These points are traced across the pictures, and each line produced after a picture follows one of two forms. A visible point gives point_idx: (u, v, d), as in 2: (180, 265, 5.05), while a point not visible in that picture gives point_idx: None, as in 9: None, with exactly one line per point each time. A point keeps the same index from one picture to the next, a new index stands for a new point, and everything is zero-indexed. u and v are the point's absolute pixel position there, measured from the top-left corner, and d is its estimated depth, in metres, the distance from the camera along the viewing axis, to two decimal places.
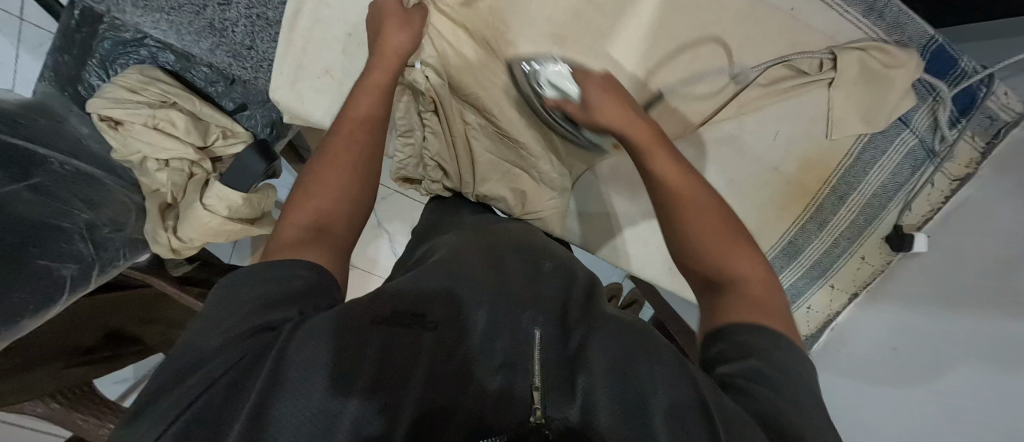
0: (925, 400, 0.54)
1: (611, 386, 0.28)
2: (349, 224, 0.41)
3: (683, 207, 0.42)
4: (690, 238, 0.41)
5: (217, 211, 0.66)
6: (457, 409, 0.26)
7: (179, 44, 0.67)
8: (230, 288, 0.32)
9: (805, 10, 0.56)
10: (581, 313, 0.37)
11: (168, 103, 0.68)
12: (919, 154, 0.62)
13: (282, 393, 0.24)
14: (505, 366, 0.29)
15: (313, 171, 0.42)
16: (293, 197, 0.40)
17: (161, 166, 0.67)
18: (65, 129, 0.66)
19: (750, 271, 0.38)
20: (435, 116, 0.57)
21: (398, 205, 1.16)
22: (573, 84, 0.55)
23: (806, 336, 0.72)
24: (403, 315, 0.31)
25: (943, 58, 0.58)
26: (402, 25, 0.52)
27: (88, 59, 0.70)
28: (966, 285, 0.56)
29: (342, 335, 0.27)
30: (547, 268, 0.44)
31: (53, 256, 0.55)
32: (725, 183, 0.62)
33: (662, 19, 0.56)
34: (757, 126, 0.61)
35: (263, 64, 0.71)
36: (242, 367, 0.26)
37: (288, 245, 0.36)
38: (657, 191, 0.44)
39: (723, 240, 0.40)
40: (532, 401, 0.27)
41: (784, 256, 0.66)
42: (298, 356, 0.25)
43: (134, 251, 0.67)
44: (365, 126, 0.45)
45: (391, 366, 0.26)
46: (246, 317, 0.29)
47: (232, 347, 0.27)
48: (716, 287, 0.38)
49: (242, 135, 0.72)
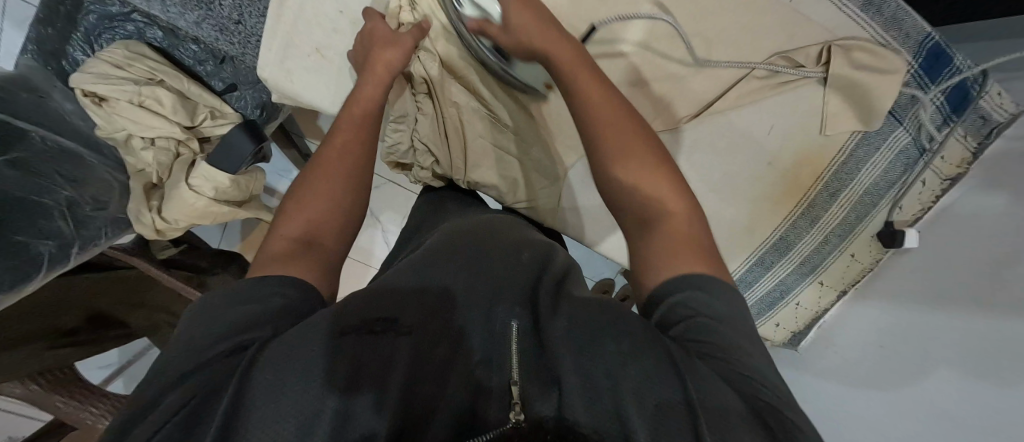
0: (918, 400, 0.54)
1: (584, 374, 0.29)
2: (337, 235, 0.43)
3: (605, 134, 0.42)
4: (613, 163, 0.42)
5: (203, 192, 0.65)
6: (435, 409, 0.28)
7: (165, 15, 0.67)
8: (209, 306, 0.32)
9: (803, 1, 0.55)
10: (549, 296, 0.37)
11: (155, 80, 0.66)
12: (912, 152, 0.62)
13: (256, 398, 0.25)
14: (483, 363, 0.31)
15: (304, 183, 0.44)
16: (286, 207, 0.42)
17: (146, 144, 0.66)
18: (47, 104, 0.64)
19: (674, 207, 0.39)
20: (429, 98, 0.56)
21: (392, 194, 1.15)
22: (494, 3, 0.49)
23: (794, 333, 0.74)
24: (372, 322, 0.31)
25: (941, 53, 0.57)
26: (391, 44, 0.49)
27: (72, 32, 0.68)
28: (962, 284, 0.55)
29: (313, 338, 0.28)
30: (526, 256, 0.43)
31: (31, 233, 0.54)
32: (718, 177, 0.62)
33: (661, 6, 0.54)
34: (752, 119, 0.60)
35: (251, 39, 0.67)
36: (207, 392, 0.25)
37: (277, 256, 0.38)
38: (586, 122, 0.43)
39: (646, 172, 0.41)
40: (509, 398, 0.28)
41: (774, 252, 0.67)
42: (276, 372, 0.26)
43: (116, 231, 0.65)
44: (354, 146, 0.46)
45: (366, 366, 0.27)
46: (215, 342, 0.28)
47: (195, 377, 0.26)
48: (641, 222, 0.40)
49: (231, 116, 0.71)
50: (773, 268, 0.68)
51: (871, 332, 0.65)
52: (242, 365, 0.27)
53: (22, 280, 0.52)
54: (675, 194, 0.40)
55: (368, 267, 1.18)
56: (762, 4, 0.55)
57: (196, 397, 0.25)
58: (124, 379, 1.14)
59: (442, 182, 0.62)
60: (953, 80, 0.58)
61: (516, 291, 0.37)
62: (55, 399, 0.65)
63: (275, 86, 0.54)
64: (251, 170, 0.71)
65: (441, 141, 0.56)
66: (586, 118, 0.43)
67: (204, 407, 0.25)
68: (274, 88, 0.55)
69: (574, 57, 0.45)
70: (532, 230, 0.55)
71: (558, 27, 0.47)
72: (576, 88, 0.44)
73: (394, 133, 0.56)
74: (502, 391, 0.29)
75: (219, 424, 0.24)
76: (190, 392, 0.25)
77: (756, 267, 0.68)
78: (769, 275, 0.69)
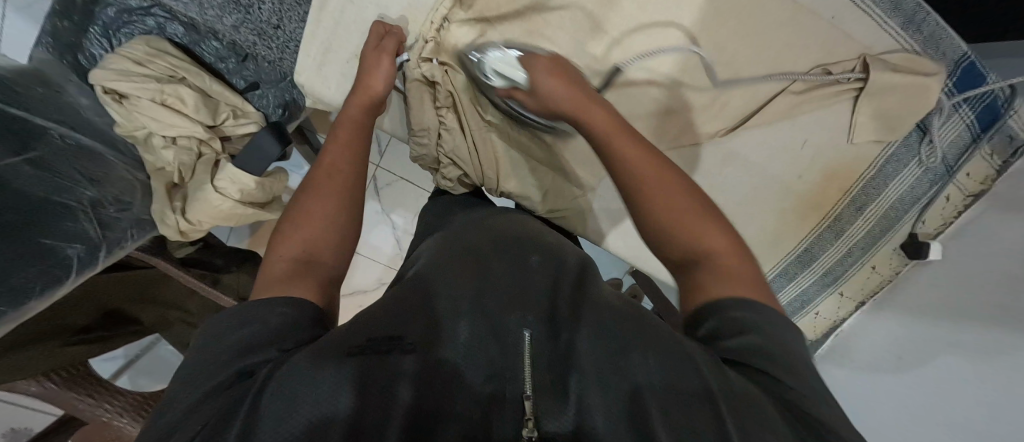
0: (937, 408, 0.54)
1: (605, 390, 0.27)
2: (337, 250, 0.41)
3: (642, 183, 0.39)
4: (655, 217, 0.39)
5: (229, 194, 0.65)
6: (445, 419, 0.25)
7: (202, 18, 0.66)
8: (212, 338, 0.30)
9: (846, 18, 0.56)
10: (572, 301, 0.36)
11: (177, 78, 0.65)
12: (938, 170, 0.62)
13: (268, 398, 0.23)
14: (494, 378, 0.28)
15: (296, 208, 0.42)
16: (278, 234, 0.40)
17: (168, 143, 0.65)
18: (63, 99, 0.63)
19: (732, 250, 0.36)
20: (453, 112, 0.56)
21: (404, 192, 1.14)
22: (519, 69, 0.50)
23: (811, 341, 0.75)
24: (380, 341, 0.28)
25: (975, 72, 0.58)
26: (381, 65, 0.52)
27: (90, 26, 0.66)
28: (974, 295, 0.56)
29: (327, 358, 0.26)
30: (534, 263, 0.42)
31: (58, 236, 0.53)
32: (750, 187, 0.63)
33: (702, 20, 0.55)
34: (787, 134, 0.60)
35: (290, 44, 0.69)
36: (225, 410, 0.24)
37: (276, 278, 0.35)
38: (624, 181, 0.40)
39: (690, 218, 0.37)
40: (523, 412, 0.26)
41: (797, 263, 0.67)
42: (277, 396, 0.24)
43: (141, 232, 0.64)
44: (344, 168, 0.45)
45: (375, 372, 0.26)
46: (226, 364, 0.28)
47: (206, 405, 0.25)
48: (691, 262, 0.36)
49: (253, 115, 0.70)
50: (797, 279, 0.69)
51: (892, 344, 0.65)
52: (252, 391, 0.24)
53: (51, 282, 0.52)
54: (727, 235, 0.37)
55: (379, 264, 1.17)
56: (803, 20, 0.55)
57: (208, 424, 0.23)
58: (129, 375, 1.13)
59: (467, 189, 0.59)
60: (975, 89, 0.57)
61: (530, 310, 0.34)
62: (72, 397, 0.63)
63: (311, 90, 0.57)
64: (274, 170, 0.71)
65: (470, 155, 0.56)
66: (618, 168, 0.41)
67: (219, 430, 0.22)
68: (310, 91, 0.57)
69: (599, 113, 0.46)
70: (550, 231, 0.54)
71: (589, 93, 0.48)
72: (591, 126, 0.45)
73: (418, 147, 0.58)
74: (517, 402, 0.26)
75: (241, 416, 0.23)
76: (199, 422, 0.24)
77: (779, 279, 0.69)
78: (792, 284, 0.69)
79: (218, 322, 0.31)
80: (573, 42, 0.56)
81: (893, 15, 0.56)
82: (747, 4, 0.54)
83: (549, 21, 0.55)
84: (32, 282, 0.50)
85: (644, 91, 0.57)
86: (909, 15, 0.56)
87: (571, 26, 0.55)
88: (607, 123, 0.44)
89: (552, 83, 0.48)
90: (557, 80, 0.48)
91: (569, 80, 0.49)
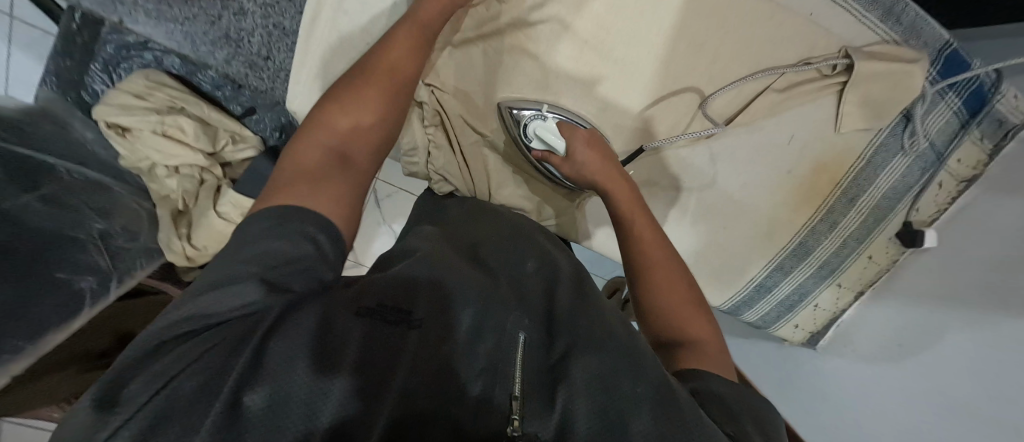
0: (936, 402, 0.55)
1: (592, 399, 0.28)
2: (371, 152, 0.42)
3: (649, 266, 0.45)
4: (656, 297, 0.43)
5: (232, 219, 0.68)
6: (433, 413, 0.26)
7: (195, 55, 0.66)
8: (244, 230, 0.32)
9: (823, 14, 0.57)
10: (570, 303, 0.37)
11: (176, 108, 0.67)
12: (929, 158, 0.63)
13: (273, 345, 0.25)
14: (487, 371, 0.29)
15: (341, 98, 0.42)
16: (320, 118, 0.41)
17: (170, 173, 0.67)
18: (70, 134, 0.66)
19: (707, 334, 0.41)
20: (441, 130, 0.58)
21: (403, 203, 1.16)
22: (560, 138, 0.54)
23: (811, 332, 0.75)
24: (389, 311, 0.30)
25: (960, 60, 0.58)
26: None
27: (91, 63, 0.69)
28: (959, 289, 0.57)
29: (338, 313, 0.28)
30: (530, 268, 0.42)
31: (72, 269, 0.55)
32: (738, 185, 0.63)
33: (681, 24, 0.55)
34: (772, 131, 0.61)
35: (281, 74, 0.68)
36: (231, 344, 0.25)
37: (313, 166, 0.37)
38: (635, 261, 0.46)
39: (682, 307, 0.42)
40: (510, 412, 0.27)
41: (792, 257, 0.68)
42: (280, 347, 0.25)
43: (150, 260, 0.67)
44: (396, 78, 0.45)
45: (376, 354, 0.27)
46: (243, 271, 0.29)
47: (210, 334, 0.26)
48: (672, 343, 0.40)
49: (251, 140, 0.72)
50: (792, 273, 0.69)
51: (887, 328, 0.66)
52: (252, 341, 0.25)
53: (67, 316, 0.53)
54: (708, 328, 0.41)
55: None
56: (782, 18, 0.55)
57: (210, 353, 0.25)
58: None
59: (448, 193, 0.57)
60: (959, 75, 0.57)
61: (530, 308, 0.36)
62: None
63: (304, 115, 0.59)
64: None
65: (459, 171, 0.58)
66: (633, 247, 0.46)
67: (213, 389, 0.23)
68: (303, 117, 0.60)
69: (628, 196, 0.50)
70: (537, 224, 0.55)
71: (620, 172, 0.52)
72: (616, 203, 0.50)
73: (409, 165, 0.59)
74: (504, 405, 0.27)
75: (236, 375, 0.23)
76: (203, 346, 0.25)
77: (775, 273, 0.69)
78: (789, 277, 0.70)
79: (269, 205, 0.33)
80: (556, 55, 0.57)
81: (871, 9, 0.56)
82: (723, 6, 0.55)
83: (532, 35, 0.56)
84: (50, 317, 0.51)
85: (630, 96, 0.58)
86: (889, 8, 0.56)
87: (554, 39, 0.56)
88: (631, 203, 0.50)
89: (586, 151, 0.52)
90: (596, 152, 0.52)
91: (604, 155, 0.53)
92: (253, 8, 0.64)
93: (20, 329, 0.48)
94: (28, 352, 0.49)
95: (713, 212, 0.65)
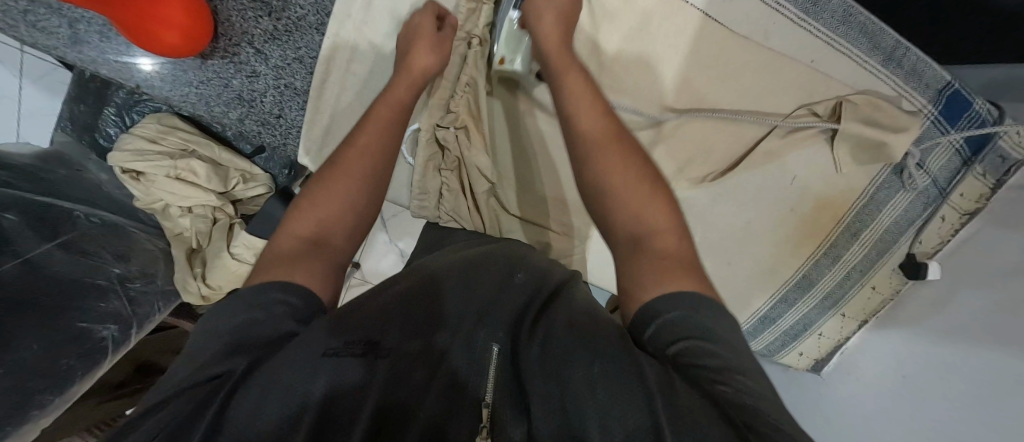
0: (926, 421, 0.55)
1: (555, 411, 0.25)
2: (348, 237, 0.43)
3: (605, 153, 0.43)
4: (611, 182, 0.41)
5: (244, 259, 0.68)
6: (408, 423, 0.24)
7: (208, 115, 0.67)
8: (218, 318, 0.31)
9: (826, 60, 0.59)
10: (540, 307, 0.35)
11: (188, 150, 0.68)
12: (931, 194, 0.64)
13: (239, 395, 0.23)
14: (455, 386, 0.28)
15: (319, 184, 0.44)
16: (297, 208, 0.43)
17: (183, 212, 0.68)
18: (84, 176, 0.68)
19: (665, 223, 0.39)
20: (455, 174, 0.59)
21: (409, 222, 1.16)
22: None
23: (816, 360, 0.76)
24: (355, 343, 0.27)
25: (961, 100, 0.59)
26: (435, 44, 0.53)
27: (104, 108, 0.72)
28: (967, 323, 0.56)
29: (305, 348, 0.25)
30: (517, 279, 0.39)
31: (93, 319, 0.56)
32: (741, 220, 0.65)
33: (684, 78, 0.59)
34: (774, 170, 0.62)
35: (292, 132, 0.69)
36: (194, 407, 0.23)
37: (284, 257, 0.38)
38: (589, 149, 0.43)
39: (643, 193, 0.40)
40: (480, 420, 0.25)
41: (797, 289, 0.70)
42: (246, 403, 0.23)
43: (167, 302, 0.66)
44: (381, 134, 0.48)
45: (346, 379, 0.25)
46: (224, 341, 0.29)
47: (169, 407, 0.23)
48: (635, 243, 0.38)
49: (261, 178, 0.73)
50: (797, 304, 0.71)
51: (889, 359, 0.66)
52: (216, 397, 0.23)
53: (90, 367, 0.54)
54: (668, 216, 0.39)
55: None
56: (780, 65, 0.58)
57: (170, 426, 0.22)
58: None
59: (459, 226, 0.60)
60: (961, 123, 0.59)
61: (491, 317, 0.34)
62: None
63: None
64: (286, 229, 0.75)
65: (475, 216, 0.60)
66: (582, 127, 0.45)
67: (187, 425, 0.22)
68: None
69: (584, 88, 0.48)
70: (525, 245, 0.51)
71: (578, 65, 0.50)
72: (571, 102, 0.47)
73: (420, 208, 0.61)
74: (475, 410, 0.27)
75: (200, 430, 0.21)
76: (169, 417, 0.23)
77: (780, 305, 0.71)
78: (792, 309, 0.72)
79: (244, 292, 0.33)
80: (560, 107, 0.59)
81: (873, 54, 0.58)
82: (722, 55, 0.58)
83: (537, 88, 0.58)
84: (73, 369, 0.52)
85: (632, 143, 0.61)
86: (889, 53, 0.58)
87: None
88: (590, 94, 0.47)
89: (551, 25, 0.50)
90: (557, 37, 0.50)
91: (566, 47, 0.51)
92: (266, 70, 0.66)
93: (45, 383, 0.50)
94: (56, 405, 0.50)
95: (722, 249, 0.67)
